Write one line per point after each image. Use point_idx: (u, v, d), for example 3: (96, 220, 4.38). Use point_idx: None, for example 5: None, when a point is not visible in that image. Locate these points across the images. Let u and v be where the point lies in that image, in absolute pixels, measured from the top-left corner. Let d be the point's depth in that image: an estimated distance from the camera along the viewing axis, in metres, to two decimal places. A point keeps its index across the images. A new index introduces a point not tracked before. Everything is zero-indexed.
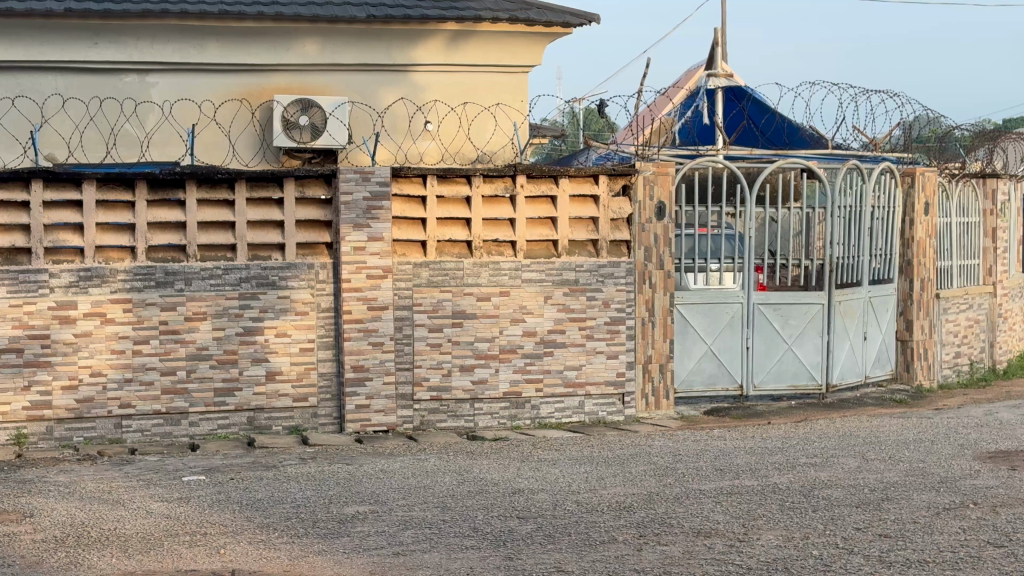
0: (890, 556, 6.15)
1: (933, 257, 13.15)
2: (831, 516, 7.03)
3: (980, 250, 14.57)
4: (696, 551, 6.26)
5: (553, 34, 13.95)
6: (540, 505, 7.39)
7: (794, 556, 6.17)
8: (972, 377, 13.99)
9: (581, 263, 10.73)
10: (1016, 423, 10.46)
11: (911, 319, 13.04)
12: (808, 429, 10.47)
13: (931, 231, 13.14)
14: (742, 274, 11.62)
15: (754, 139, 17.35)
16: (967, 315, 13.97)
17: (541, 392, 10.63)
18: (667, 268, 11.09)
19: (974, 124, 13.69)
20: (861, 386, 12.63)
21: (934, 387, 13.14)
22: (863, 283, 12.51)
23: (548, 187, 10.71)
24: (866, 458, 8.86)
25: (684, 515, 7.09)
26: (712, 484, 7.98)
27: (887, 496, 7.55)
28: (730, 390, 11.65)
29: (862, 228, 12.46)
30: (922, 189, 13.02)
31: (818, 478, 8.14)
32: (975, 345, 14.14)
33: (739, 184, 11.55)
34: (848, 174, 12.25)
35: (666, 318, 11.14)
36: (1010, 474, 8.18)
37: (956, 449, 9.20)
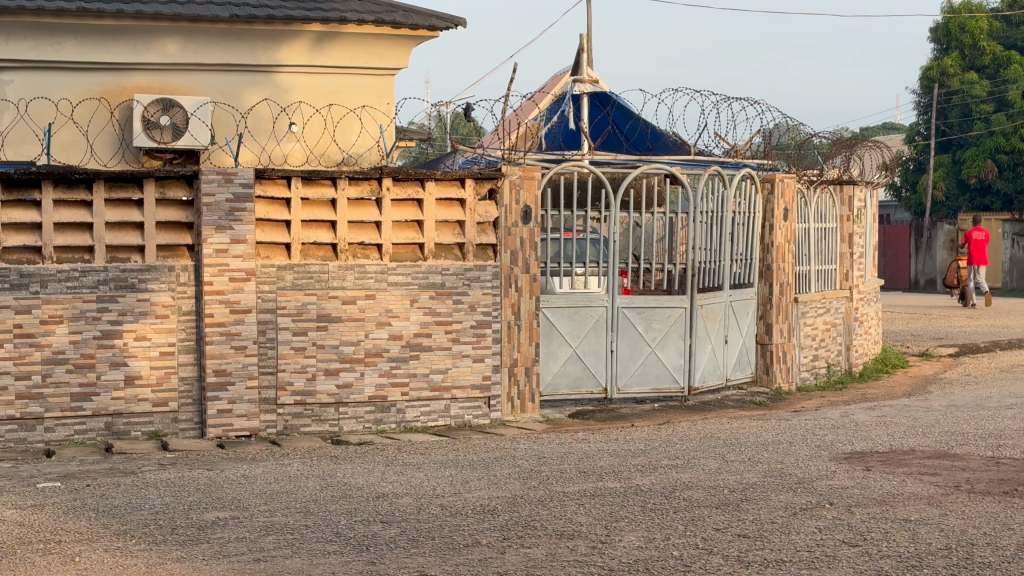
0: (748, 556, 6.25)
1: (791, 262, 13.40)
2: (692, 517, 7.12)
3: (837, 255, 14.88)
4: (559, 553, 6.30)
5: (418, 37, 13.95)
6: (405, 509, 7.37)
7: (655, 557, 6.24)
8: (829, 380, 14.27)
9: (447, 266, 10.74)
10: (871, 424, 10.71)
11: (770, 322, 13.27)
12: (670, 431, 10.60)
13: (790, 236, 13.38)
14: (607, 278, 11.73)
15: (618, 145, 17.61)
16: (824, 319, 14.26)
17: (407, 396, 10.60)
18: (532, 272, 11.12)
19: (832, 133, 13.95)
20: (722, 389, 12.82)
21: (792, 389, 13.41)
22: (724, 287, 12.68)
23: (414, 190, 10.70)
24: (726, 460, 9.00)
25: (547, 517, 7.13)
26: (576, 487, 8.04)
27: (746, 497, 7.68)
28: (595, 394, 11.75)
29: (723, 233, 12.64)
30: (781, 196, 13.27)
31: (679, 480, 8.25)
32: (832, 347, 14.43)
33: (604, 189, 11.61)
34: (710, 180, 12.42)
35: (531, 322, 11.16)
36: (865, 475, 8.37)
37: (814, 450, 9.40)
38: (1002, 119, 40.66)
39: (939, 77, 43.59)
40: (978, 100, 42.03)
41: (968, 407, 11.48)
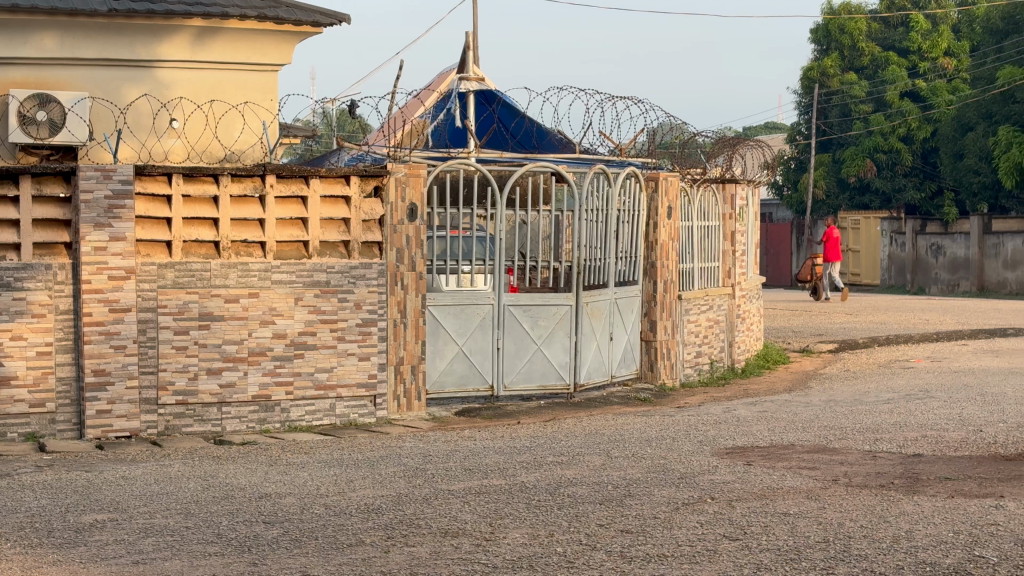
0: (631, 551, 6.30)
1: (675, 259, 13.54)
2: (575, 514, 7.16)
3: (719, 253, 15.04)
4: (443, 552, 6.29)
5: (302, 33, 13.84)
6: (287, 509, 7.30)
7: (539, 553, 6.26)
8: (712, 376, 14.44)
9: (332, 264, 10.67)
10: (752, 419, 10.85)
11: (655, 319, 13.38)
12: (555, 428, 10.66)
13: (673, 234, 13.51)
14: (494, 276, 11.73)
15: (503, 143, 17.67)
16: (707, 316, 14.43)
17: (291, 395, 10.51)
18: (418, 270, 11.08)
19: (716, 132, 14.14)
20: (607, 385, 12.91)
21: (676, 386, 13.57)
22: (609, 284, 12.76)
23: (298, 187, 10.63)
24: (610, 456, 9.07)
25: (431, 515, 7.12)
26: (461, 484, 8.05)
27: (629, 492, 7.74)
28: (481, 391, 11.75)
29: (609, 231, 12.70)
30: (665, 194, 13.38)
31: (564, 476, 8.29)
32: (714, 344, 14.61)
33: (490, 187, 11.60)
34: (596, 178, 12.47)
35: (417, 320, 11.10)
36: (746, 469, 8.49)
37: (696, 445, 9.50)
38: (881, 119, 41.41)
39: (819, 77, 44.53)
40: (857, 100, 42.86)
41: (846, 402, 11.70)
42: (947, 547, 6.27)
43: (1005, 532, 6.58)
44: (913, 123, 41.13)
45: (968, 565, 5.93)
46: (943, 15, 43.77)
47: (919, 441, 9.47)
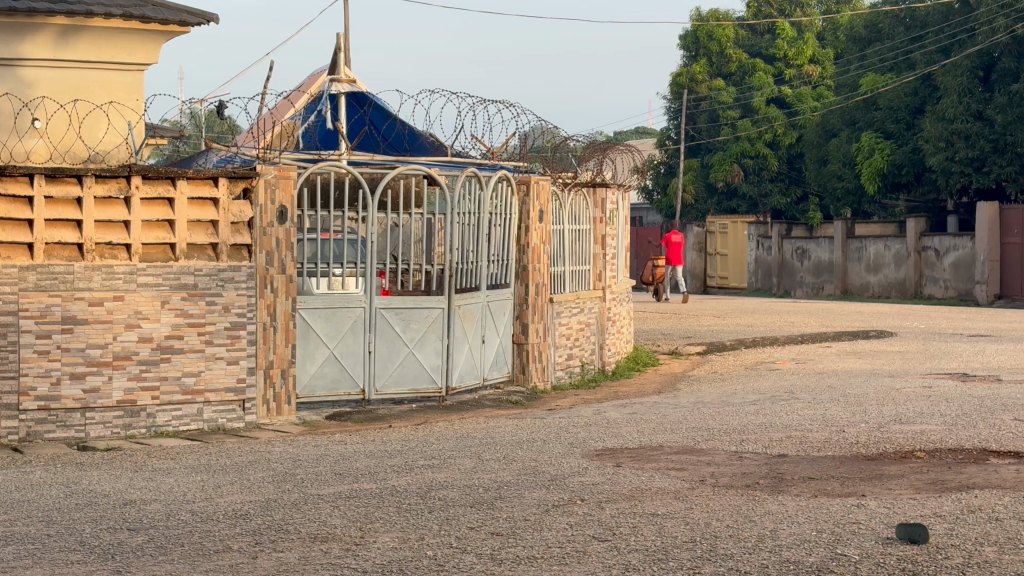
0: (501, 554, 6.31)
1: (546, 263, 13.59)
2: (446, 517, 7.15)
3: (590, 256, 15.15)
4: (312, 557, 6.24)
5: (169, 33, 13.64)
6: (153, 516, 7.18)
7: (409, 557, 6.25)
8: (583, 379, 14.53)
9: (201, 267, 10.52)
10: (621, 421, 10.96)
11: (526, 323, 13.45)
12: (427, 431, 10.63)
13: (545, 237, 13.57)
14: (365, 279, 11.69)
15: (375, 144, 17.59)
16: (578, 318, 14.51)
17: (158, 400, 10.35)
18: (288, 273, 11.02)
19: (586, 136, 14.25)
20: (479, 388, 12.92)
21: (547, 388, 13.63)
22: (481, 288, 12.77)
23: (164, 189, 10.44)
24: (481, 458, 9.08)
25: (300, 520, 7.06)
26: (330, 489, 7.99)
27: (500, 495, 7.75)
28: (352, 395, 11.68)
29: (481, 234, 12.70)
30: (536, 197, 13.43)
31: (435, 479, 8.28)
32: (585, 347, 14.71)
33: (361, 190, 11.55)
34: (468, 181, 12.47)
35: (287, 323, 11.06)
36: (615, 470, 8.56)
37: (566, 447, 9.55)
38: (747, 125, 42.40)
39: (688, 83, 45.04)
40: (725, 106, 43.45)
41: (713, 404, 11.88)
42: (810, 546, 6.38)
43: (867, 530, 6.73)
44: (779, 129, 41.89)
45: (831, 563, 6.04)
46: (809, 22, 44.70)
47: (784, 441, 9.64)
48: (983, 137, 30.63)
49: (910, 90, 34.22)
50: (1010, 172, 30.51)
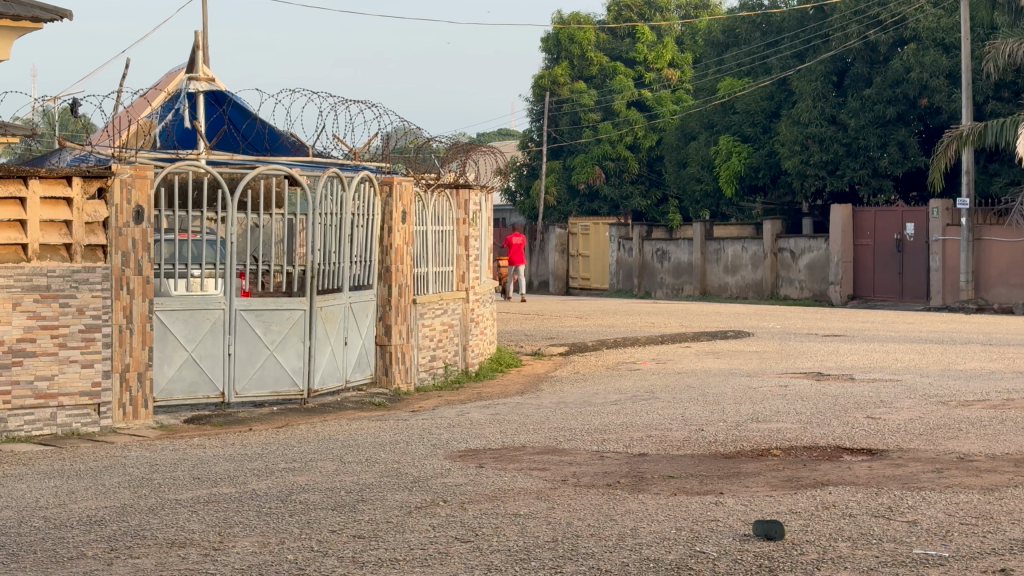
0: (363, 556, 6.27)
1: (409, 263, 13.56)
2: (307, 520, 7.09)
3: (453, 257, 15.14)
4: (169, 562, 6.13)
5: (21, 29, 13.33)
6: (4, 523, 7.00)
7: (269, 561, 6.17)
8: (446, 380, 14.52)
9: (54, 268, 10.27)
10: (484, 422, 10.98)
11: (390, 323, 13.40)
12: (288, 434, 10.53)
13: (408, 238, 13.54)
14: (225, 280, 11.53)
15: (235, 145, 17.42)
16: (441, 320, 14.50)
17: (9, 405, 10.09)
18: (145, 274, 10.85)
19: (449, 137, 14.28)
20: (341, 391, 12.82)
21: (410, 389, 13.60)
22: (344, 289, 12.68)
23: (16, 188, 10.16)
24: (343, 461, 9.02)
25: (158, 526, 6.93)
26: (188, 494, 7.86)
27: (361, 497, 7.70)
28: (211, 398, 11.52)
29: (343, 235, 12.61)
30: (399, 198, 13.38)
31: (296, 483, 8.20)
32: (449, 348, 14.70)
33: (220, 190, 11.39)
34: (329, 182, 12.37)
35: (144, 326, 10.87)
36: (478, 471, 8.57)
37: (429, 448, 9.55)
38: (608, 127, 42.94)
39: (550, 85, 45.01)
40: (586, 109, 43.83)
41: (575, 404, 11.96)
42: (669, 544, 6.46)
43: (725, 527, 6.83)
44: (639, 132, 42.55)
45: (689, 560, 6.12)
46: (668, 27, 45.45)
47: (644, 440, 9.76)
48: (836, 141, 31.29)
49: (766, 95, 34.84)
50: (862, 175, 31.21)
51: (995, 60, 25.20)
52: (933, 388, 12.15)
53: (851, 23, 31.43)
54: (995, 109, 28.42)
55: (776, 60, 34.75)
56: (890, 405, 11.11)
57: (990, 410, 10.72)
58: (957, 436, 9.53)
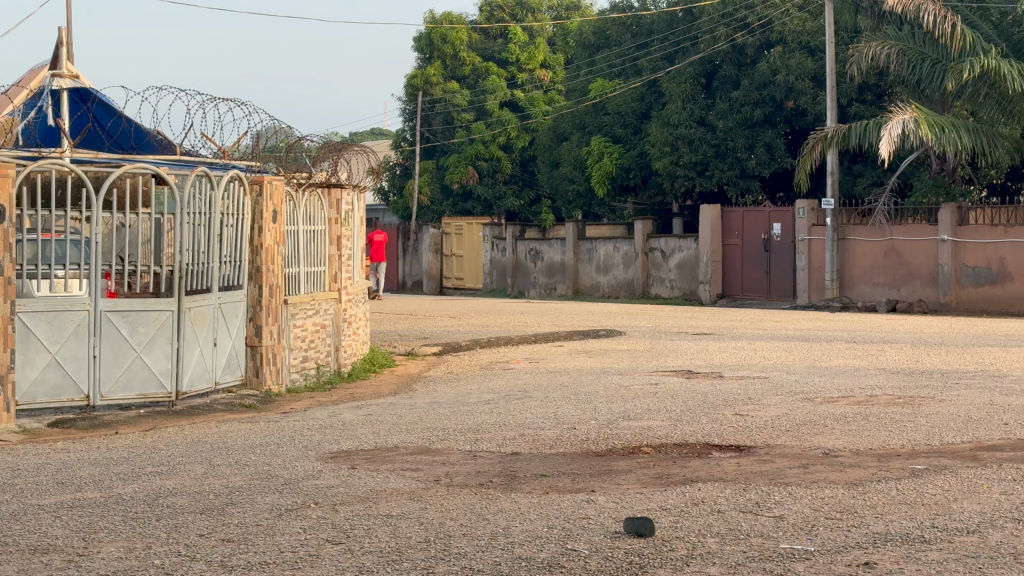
0: (232, 560, 6.19)
1: (280, 263, 13.45)
2: (174, 524, 6.98)
3: (325, 257, 15.01)
4: (31, 570, 5.99)
5: None
6: None
7: (134, 567, 6.07)
8: (318, 381, 14.42)
9: None
10: (356, 423, 10.92)
11: (260, 324, 13.23)
12: (155, 437, 10.36)
13: (279, 237, 13.42)
14: (90, 281, 11.31)
15: (99, 143, 17.15)
16: (313, 320, 14.38)
17: None
18: (6, 274, 10.60)
19: (320, 135, 14.20)
20: (210, 393, 12.65)
21: (281, 391, 13.47)
22: (213, 289, 12.51)
23: None
24: (212, 464, 8.91)
25: (20, 532, 6.77)
26: (52, 499, 7.69)
27: (231, 501, 7.61)
28: (76, 401, 11.29)
29: (212, 234, 12.43)
30: (269, 197, 13.26)
31: (163, 486, 8.07)
32: (321, 349, 14.58)
33: (85, 189, 11.16)
34: (198, 181, 12.20)
35: (5, 327, 10.60)
36: (350, 473, 8.51)
37: (300, 450, 9.47)
38: (481, 127, 43.05)
39: (422, 85, 44.85)
40: (459, 108, 43.86)
41: (449, 404, 11.95)
42: (541, 542, 6.48)
43: (597, 525, 6.87)
44: (512, 132, 42.81)
45: (561, 559, 6.14)
46: (540, 28, 45.78)
47: (517, 439, 9.79)
48: (705, 142, 31.72)
49: (636, 96, 35.16)
50: (731, 176, 31.72)
51: (858, 63, 25.75)
52: (800, 385, 12.38)
53: (719, 26, 31.87)
54: (859, 112, 29.02)
55: (646, 62, 35.12)
56: (757, 403, 11.29)
57: (854, 406, 10.95)
58: (823, 431, 9.72)
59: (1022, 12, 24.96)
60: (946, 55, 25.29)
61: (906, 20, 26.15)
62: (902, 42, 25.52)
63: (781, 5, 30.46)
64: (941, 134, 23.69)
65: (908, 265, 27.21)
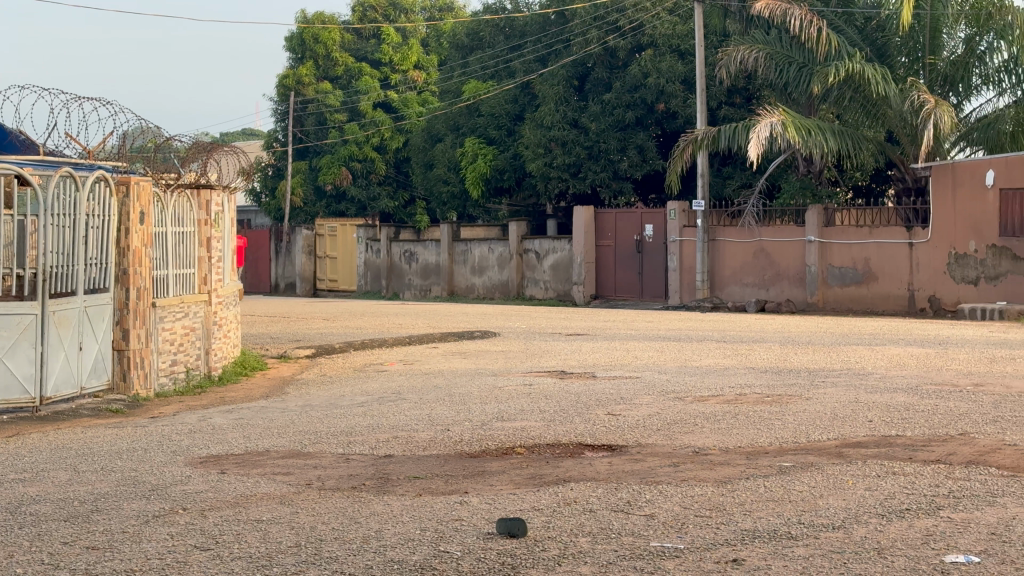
0: (96, 568, 6.07)
1: (148, 265, 13.25)
2: (37, 533, 6.82)
3: (195, 259, 14.80)
4: None
5: None
6: None
7: None
8: (188, 385, 14.22)
9: None
10: (226, 427, 10.79)
11: (128, 328, 13.03)
12: (19, 444, 10.11)
13: (146, 239, 13.23)
14: None
15: None
16: (182, 324, 14.18)
17: None
18: None
19: (189, 135, 14.02)
20: (76, 397, 12.40)
21: (150, 395, 13.27)
22: (78, 292, 12.27)
23: None
24: (78, 470, 8.72)
25: None
26: None
27: (96, 508, 7.46)
28: None
29: (77, 236, 12.19)
30: (136, 198, 13.05)
31: (26, 494, 7.88)
32: (190, 352, 14.38)
33: None
34: (62, 182, 11.95)
35: None
36: (219, 478, 8.40)
37: (168, 455, 9.32)
38: (354, 128, 42.86)
39: (294, 85, 44.32)
40: (332, 109, 43.53)
41: (321, 406, 11.87)
42: (413, 544, 6.46)
43: (469, 526, 6.87)
44: (385, 133, 42.78)
45: (433, 561, 6.13)
46: (413, 28, 45.94)
47: (390, 441, 9.76)
48: (578, 144, 31.94)
49: (510, 98, 35.29)
50: (603, 178, 31.98)
51: (727, 66, 26.10)
52: (671, 384, 12.52)
53: (592, 29, 32.12)
54: (728, 114, 29.42)
55: (519, 63, 35.24)
56: (629, 402, 11.40)
57: (724, 405, 11.10)
58: (692, 430, 9.83)
59: (885, 16, 25.53)
60: (812, 58, 25.76)
61: (773, 25, 26.61)
62: (769, 46, 25.95)
63: (652, 9, 30.93)
64: (808, 137, 24.16)
65: (776, 265, 27.67)
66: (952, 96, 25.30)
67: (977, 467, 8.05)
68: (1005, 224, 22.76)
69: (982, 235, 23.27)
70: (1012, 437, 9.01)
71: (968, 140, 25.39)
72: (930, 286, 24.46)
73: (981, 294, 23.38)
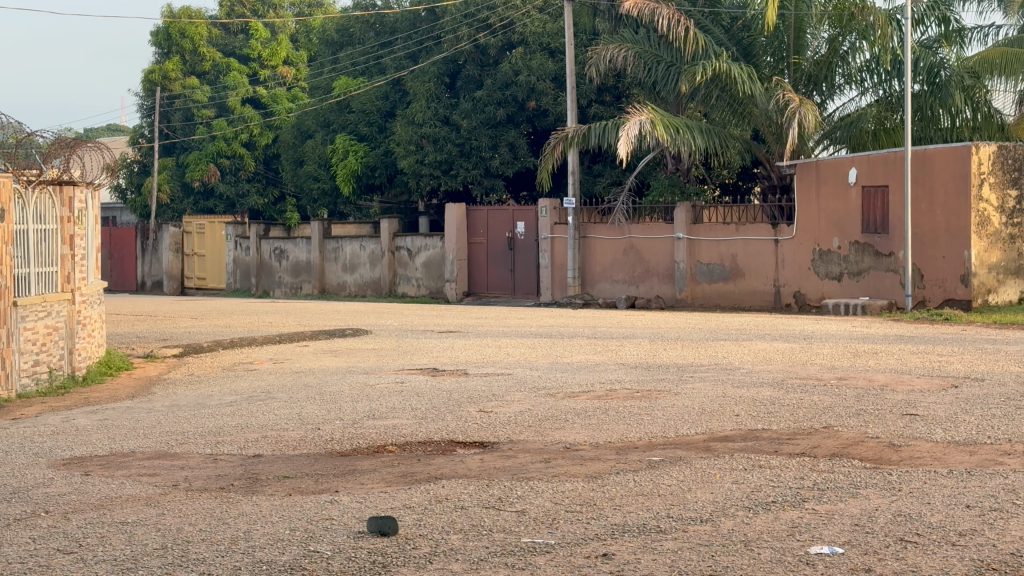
0: None
1: (8, 262, 12.92)
2: None
3: (57, 257, 14.42)
4: None
5: None
6: None
7: None
8: (50, 386, 13.90)
9: None
10: (90, 428, 10.58)
11: None
12: None
13: (6, 236, 12.88)
14: None
15: None
16: (44, 323, 13.87)
17: None
18: None
19: (52, 131, 13.66)
20: None
21: (11, 397, 12.97)
22: None
23: None
24: None
25: None
26: None
27: None
28: None
29: None
30: None
31: None
32: (52, 352, 14.08)
33: None
34: None
35: None
36: (83, 479, 8.23)
37: (30, 458, 9.10)
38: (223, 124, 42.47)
39: (161, 81, 43.85)
40: (199, 105, 43.18)
41: (189, 406, 11.69)
42: (283, 544, 6.39)
43: (339, 525, 6.81)
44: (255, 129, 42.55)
45: (303, 560, 6.08)
46: (282, 24, 45.88)
47: (259, 441, 9.63)
48: (450, 141, 31.94)
49: (380, 94, 35.17)
50: (475, 175, 31.99)
51: (596, 65, 26.29)
52: (542, 380, 12.58)
53: (462, 26, 32.14)
54: (598, 112, 29.65)
55: (390, 60, 35.21)
56: (500, 398, 11.42)
57: (594, 400, 11.17)
58: (563, 426, 9.90)
59: (751, 16, 25.98)
60: (680, 57, 26.04)
61: (642, 24, 26.89)
62: (638, 45, 26.21)
63: (522, 6, 30.99)
64: (676, 135, 24.40)
65: (645, 262, 27.96)
66: (816, 95, 25.84)
67: (841, 459, 8.22)
68: (868, 221, 23.23)
69: (845, 232, 23.72)
70: (873, 429, 9.22)
71: (831, 139, 25.99)
72: (796, 282, 24.90)
73: (844, 290, 23.85)
